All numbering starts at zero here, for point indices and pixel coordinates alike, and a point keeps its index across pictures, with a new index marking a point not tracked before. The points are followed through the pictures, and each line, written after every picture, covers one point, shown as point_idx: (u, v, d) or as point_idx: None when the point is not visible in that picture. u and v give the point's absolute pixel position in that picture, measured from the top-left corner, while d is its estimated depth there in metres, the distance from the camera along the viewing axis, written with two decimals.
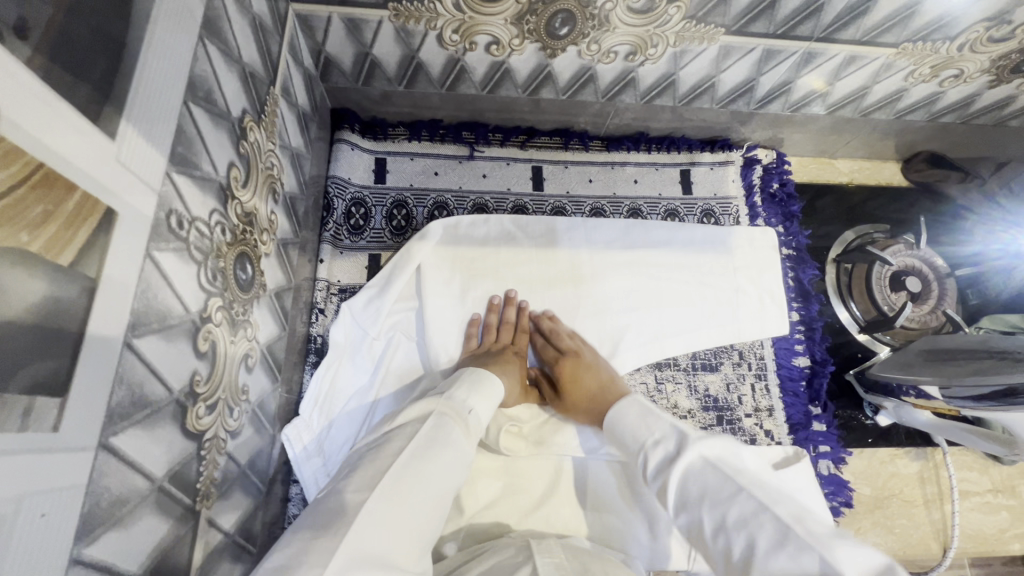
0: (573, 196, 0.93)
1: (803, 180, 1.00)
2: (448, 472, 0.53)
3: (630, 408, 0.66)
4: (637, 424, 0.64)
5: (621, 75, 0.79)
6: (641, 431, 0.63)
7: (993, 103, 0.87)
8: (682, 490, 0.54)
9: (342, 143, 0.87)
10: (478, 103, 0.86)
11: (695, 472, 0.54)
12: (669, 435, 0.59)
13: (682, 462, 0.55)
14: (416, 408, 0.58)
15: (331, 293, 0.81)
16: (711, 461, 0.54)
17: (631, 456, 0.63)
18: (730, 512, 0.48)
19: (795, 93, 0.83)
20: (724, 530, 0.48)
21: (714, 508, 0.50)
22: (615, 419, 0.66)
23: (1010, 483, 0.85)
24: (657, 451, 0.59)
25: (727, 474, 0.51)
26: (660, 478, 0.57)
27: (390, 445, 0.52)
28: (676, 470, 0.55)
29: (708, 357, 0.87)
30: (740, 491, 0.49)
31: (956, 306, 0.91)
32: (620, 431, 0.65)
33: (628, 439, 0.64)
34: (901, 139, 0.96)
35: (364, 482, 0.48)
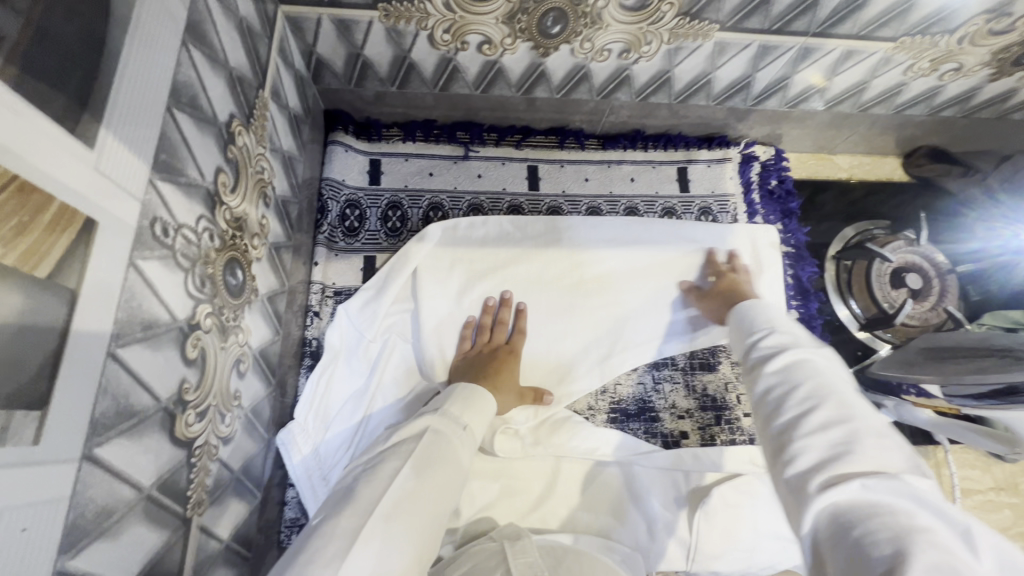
0: (569, 195, 0.92)
1: (802, 177, 0.99)
2: (444, 492, 0.52)
3: (769, 307, 0.57)
4: (773, 318, 0.55)
5: (615, 73, 0.78)
6: (770, 322, 0.54)
7: (994, 97, 0.86)
8: (794, 368, 0.44)
9: (336, 145, 0.87)
10: (472, 103, 0.85)
11: (819, 371, 0.43)
12: (798, 332, 0.51)
13: (813, 353, 0.46)
14: (410, 426, 0.57)
15: (326, 296, 0.81)
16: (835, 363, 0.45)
17: (746, 336, 0.55)
18: (831, 401, 0.40)
19: (792, 88, 0.82)
20: (809, 391, 0.42)
21: (824, 387, 0.41)
22: (754, 308, 0.58)
23: (1013, 481, 0.85)
24: (778, 338, 0.50)
25: (840, 379, 0.43)
26: (764, 357, 0.48)
27: (386, 465, 0.52)
28: (793, 353, 0.46)
29: (706, 356, 0.86)
30: (863, 408, 0.40)
31: (958, 302, 0.90)
32: (750, 319, 0.57)
33: (751, 323, 0.56)
34: (901, 134, 0.95)
35: (360, 504, 0.47)
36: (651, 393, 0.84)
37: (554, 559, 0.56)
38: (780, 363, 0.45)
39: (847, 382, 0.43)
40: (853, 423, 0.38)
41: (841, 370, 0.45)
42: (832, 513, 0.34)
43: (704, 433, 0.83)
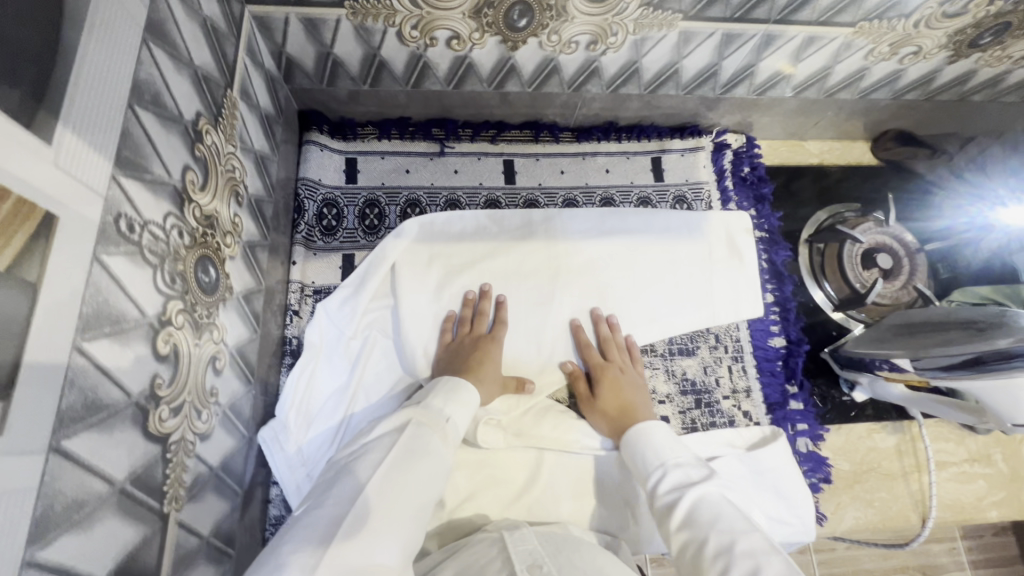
0: (545, 188, 0.93)
1: (774, 163, 1.01)
2: (427, 481, 0.53)
3: (653, 430, 0.63)
4: (664, 444, 0.61)
5: (585, 65, 0.79)
6: (667, 453, 0.60)
7: (955, 79, 0.88)
8: (693, 512, 0.51)
9: (311, 144, 0.87)
10: (446, 99, 0.86)
11: (714, 506, 0.51)
12: (686, 461, 0.58)
13: (701, 489, 0.53)
14: (393, 419, 0.58)
15: (305, 295, 0.81)
16: (721, 491, 0.53)
17: (646, 475, 0.60)
18: (738, 541, 0.46)
19: (759, 76, 0.84)
20: (712, 536, 0.48)
21: (724, 532, 0.47)
22: (646, 433, 0.64)
23: (986, 452, 0.87)
24: (672, 477, 0.56)
25: (740, 516, 0.50)
26: (668, 506, 0.54)
27: (367, 457, 0.53)
28: (689, 496, 0.53)
29: (684, 342, 0.87)
30: (759, 538, 0.47)
31: (927, 280, 0.92)
32: (644, 457, 0.61)
33: (645, 459, 0.61)
34: (868, 118, 0.98)
35: (343, 493, 0.49)
36: None
37: (554, 546, 0.56)
38: (687, 508, 0.51)
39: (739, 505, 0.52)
40: (759, 560, 0.44)
41: (728, 496, 0.53)
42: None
43: (684, 417, 0.83)
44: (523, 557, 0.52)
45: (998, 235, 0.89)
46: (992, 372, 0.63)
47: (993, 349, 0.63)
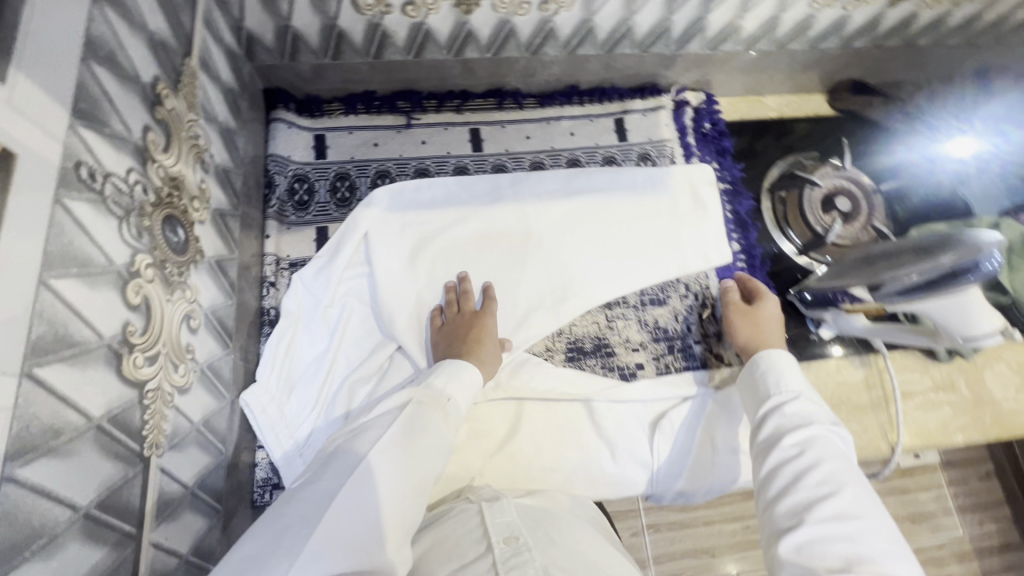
0: (512, 153, 0.95)
1: (734, 119, 1.04)
2: (426, 459, 0.55)
3: (792, 363, 0.70)
4: (798, 379, 0.68)
5: (539, 26, 0.81)
6: (800, 385, 0.67)
7: (898, 23, 0.91)
8: (810, 440, 0.58)
9: (278, 122, 0.88)
10: (408, 70, 0.88)
11: (833, 444, 0.58)
12: (816, 400, 0.65)
13: (826, 425, 0.61)
14: (394, 398, 0.59)
15: (281, 267, 0.82)
16: (839, 437, 0.60)
17: (763, 399, 0.68)
18: (850, 484, 0.53)
19: (709, 29, 0.86)
20: (824, 467, 0.55)
21: (835, 474, 0.54)
22: (776, 360, 0.70)
23: (950, 380, 0.91)
24: (799, 405, 0.64)
25: (849, 465, 0.56)
26: (785, 427, 0.62)
27: (368, 434, 0.54)
28: (815, 427, 0.60)
29: (655, 293, 0.90)
30: (866, 491, 0.53)
31: (886, 219, 0.95)
32: (770, 376, 0.69)
33: (773, 381, 0.68)
34: (821, 69, 1.01)
35: (340, 469, 0.50)
36: (606, 331, 0.87)
37: (533, 519, 0.60)
38: (801, 440, 0.59)
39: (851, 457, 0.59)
40: (863, 507, 0.51)
41: (845, 445, 0.60)
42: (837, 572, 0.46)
43: (659, 362, 0.86)
44: (500, 528, 0.55)
45: (945, 164, 0.96)
46: (942, 287, 0.67)
47: (938, 266, 0.65)
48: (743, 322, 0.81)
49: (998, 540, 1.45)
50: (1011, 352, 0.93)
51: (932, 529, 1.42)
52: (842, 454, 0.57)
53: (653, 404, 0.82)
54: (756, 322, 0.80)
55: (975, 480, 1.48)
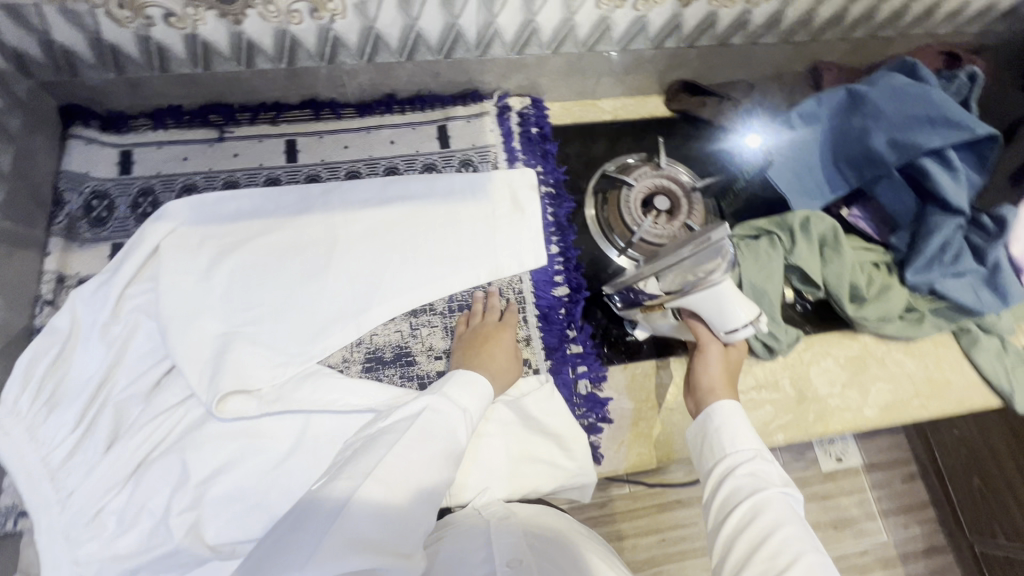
0: (329, 163, 0.95)
1: (566, 123, 1.04)
2: (437, 470, 0.58)
3: (744, 417, 0.66)
4: (751, 433, 0.65)
5: (321, 35, 0.81)
6: (750, 438, 0.64)
7: (701, 24, 0.91)
8: (760, 506, 0.57)
9: (76, 139, 0.87)
10: (207, 83, 0.87)
11: (785, 504, 0.57)
12: (769, 456, 0.63)
13: (777, 484, 0.59)
14: (410, 407, 0.63)
15: (62, 285, 0.81)
16: (792, 503, 0.58)
17: (715, 455, 0.64)
18: (807, 553, 0.52)
19: (505, 34, 0.86)
20: (777, 536, 0.53)
21: (787, 543, 0.53)
22: (738, 412, 0.67)
23: (773, 378, 0.88)
24: (751, 465, 0.61)
25: (801, 528, 0.55)
26: (737, 492, 0.59)
27: (385, 439, 0.59)
28: (768, 488, 0.58)
29: (464, 299, 0.90)
30: (820, 556, 0.52)
31: (709, 217, 0.94)
32: (727, 428, 0.65)
33: (729, 436, 0.65)
34: (646, 71, 1.01)
35: (359, 471, 0.54)
36: (408, 339, 0.86)
37: (539, 543, 0.61)
38: (749, 506, 0.57)
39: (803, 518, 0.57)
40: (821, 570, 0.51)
41: (796, 505, 0.58)
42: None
43: None
44: (506, 550, 0.59)
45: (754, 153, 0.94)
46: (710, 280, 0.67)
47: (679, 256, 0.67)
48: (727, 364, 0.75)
49: (923, 544, 1.32)
50: (838, 347, 0.91)
51: (854, 535, 1.30)
52: (791, 515, 0.56)
53: None
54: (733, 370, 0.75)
55: (898, 482, 1.35)
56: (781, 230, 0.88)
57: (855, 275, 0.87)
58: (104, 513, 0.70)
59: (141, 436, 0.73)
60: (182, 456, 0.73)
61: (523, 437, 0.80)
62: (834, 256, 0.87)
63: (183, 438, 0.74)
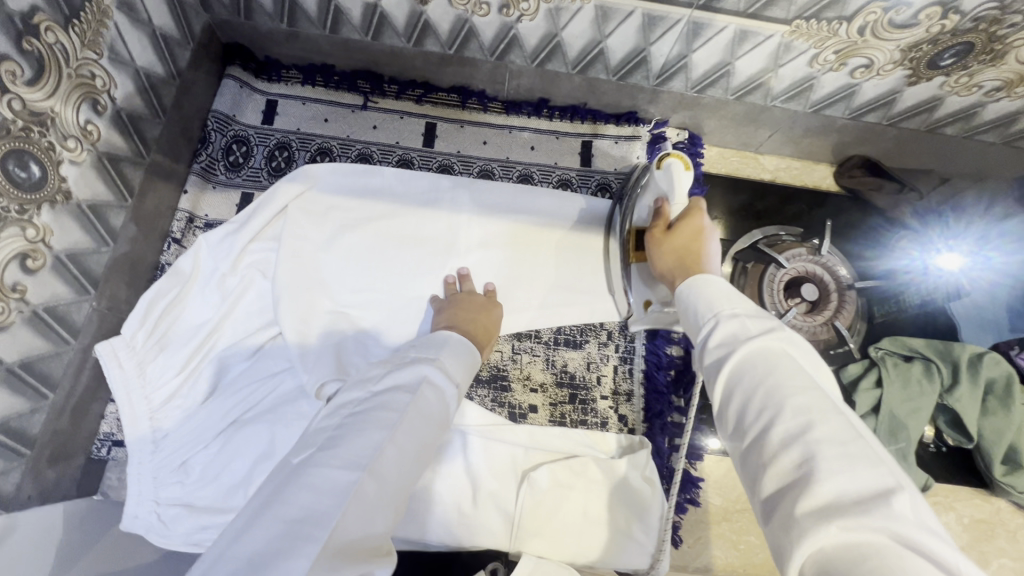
0: (463, 156, 0.90)
1: (718, 173, 0.95)
2: (422, 456, 0.48)
3: (715, 282, 0.50)
4: (719, 295, 0.48)
5: (501, 31, 0.75)
6: (718, 303, 0.47)
7: (918, 105, 0.78)
8: (742, 373, 0.40)
9: (230, 79, 0.87)
10: (368, 52, 0.84)
11: (771, 361, 0.40)
12: (746, 312, 0.45)
13: (755, 342, 0.41)
14: (405, 375, 0.52)
15: (191, 226, 0.81)
16: (787, 346, 0.41)
17: (692, 329, 0.48)
18: (794, 400, 0.36)
19: (693, 70, 0.77)
20: (761, 391, 0.38)
21: (772, 392, 0.37)
22: (706, 282, 0.50)
23: None
24: (721, 333, 0.44)
25: (794, 367, 0.39)
26: (714, 362, 0.43)
27: (378, 415, 0.46)
28: (741, 347, 0.41)
29: (573, 334, 0.86)
30: (823, 400, 0.37)
31: (855, 322, 0.84)
32: (691, 306, 0.49)
33: (693, 313, 0.48)
34: (826, 139, 0.89)
35: (354, 455, 0.42)
36: (507, 363, 0.83)
37: None
38: (726, 370, 0.41)
39: (809, 367, 0.40)
40: (817, 419, 0.35)
41: (795, 354, 0.40)
42: (818, 558, 0.31)
43: (554, 410, 0.82)
44: None
45: (931, 280, 0.84)
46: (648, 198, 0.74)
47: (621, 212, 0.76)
48: (667, 254, 0.61)
49: None
50: (965, 504, 0.80)
51: None
52: (780, 360, 0.40)
53: (533, 453, 0.77)
54: (687, 247, 0.59)
55: None
56: (941, 361, 0.78)
57: (1018, 437, 0.75)
58: (190, 462, 0.71)
59: (240, 395, 0.74)
60: (272, 428, 0.71)
61: (602, 502, 0.74)
62: (998, 410, 0.75)
63: (277, 409, 0.72)
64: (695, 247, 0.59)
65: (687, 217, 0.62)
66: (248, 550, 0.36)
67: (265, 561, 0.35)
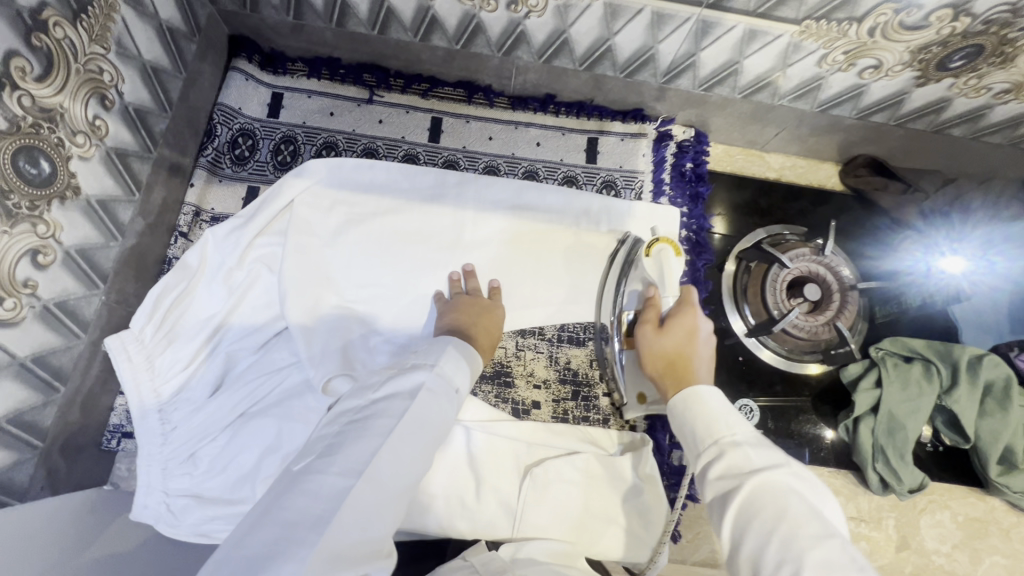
0: (469, 152, 0.90)
1: (723, 171, 0.95)
2: (420, 460, 0.49)
3: (711, 399, 0.55)
4: (716, 416, 0.54)
5: (508, 27, 0.75)
6: (714, 428, 0.53)
7: (927, 106, 0.78)
8: (753, 512, 0.45)
9: (235, 72, 0.86)
10: (375, 46, 0.83)
11: (780, 499, 0.45)
12: (745, 439, 0.51)
13: (762, 476, 0.47)
14: (406, 380, 0.53)
15: (198, 220, 0.82)
16: (796, 487, 0.46)
17: (691, 450, 0.54)
18: (812, 553, 0.41)
19: (702, 68, 0.77)
20: (778, 542, 0.42)
21: (790, 541, 0.42)
22: (700, 398, 0.56)
23: (877, 515, 0.81)
24: (725, 463, 0.49)
25: (806, 508, 0.44)
26: (724, 499, 0.48)
27: (377, 422, 0.47)
28: (749, 484, 0.46)
29: (576, 332, 0.86)
30: (837, 546, 0.41)
31: (857, 322, 0.85)
32: (689, 427, 0.55)
33: (691, 433, 0.55)
34: (832, 139, 0.89)
35: (351, 461, 0.44)
36: (511, 358, 0.84)
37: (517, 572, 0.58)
38: (734, 514, 0.46)
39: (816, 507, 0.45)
40: (836, 571, 0.40)
41: (802, 490, 0.46)
42: None
43: (557, 407, 0.84)
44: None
45: (933, 283, 0.85)
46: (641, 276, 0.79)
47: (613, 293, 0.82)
48: (656, 355, 0.67)
49: None
50: (960, 503, 0.81)
51: None
52: (793, 502, 0.44)
53: (536, 449, 0.78)
54: (675, 348, 0.67)
55: None
56: (941, 363, 0.78)
57: (1015, 439, 0.75)
58: (198, 454, 0.72)
59: (246, 389, 0.75)
60: (278, 422, 0.72)
61: (600, 498, 0.75)
62: (996, 411, 0.75)
63: (283, 403, 0.73)
64: (685, 346, 0.67)
65: (679, 316, 0.70)
66: (243, 557, 0.38)
67: (263, 565, 0.37)
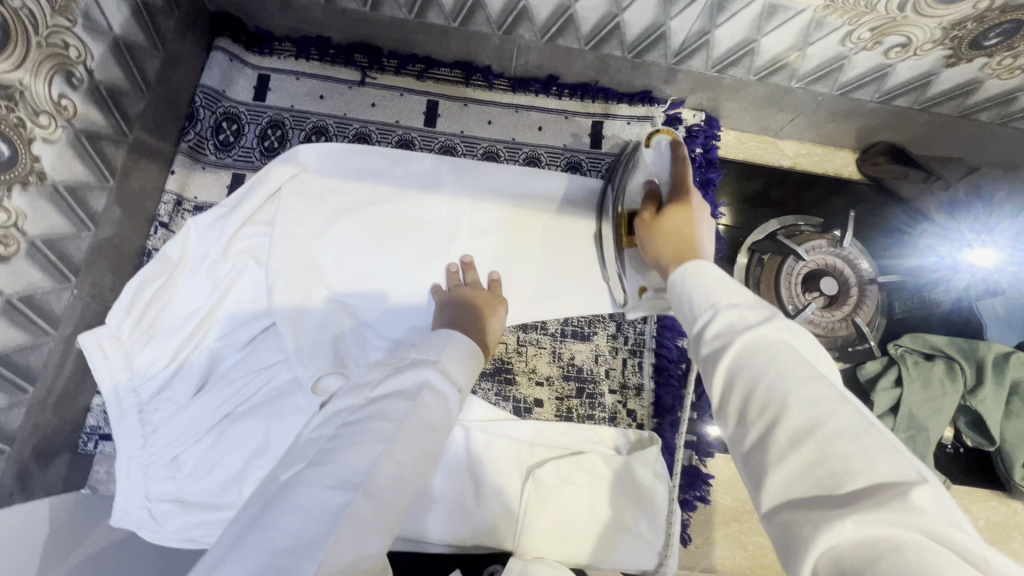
0: (467, 137, 0.86)
1: (734, 158, 0.90)
2: (420, 468, 0.45)
3: (712, 269, 0.46)
4: (715, 283, 0.44)
5: (510, 3, 0.70)
6: (717, 291, 0.43)
7: (955, 88, 0.73)
8: (742, 366, 0.38)
9: (219, 51, 0.81)
10: (367, 24, 0.78)
11: (772, 350, 0.37)
12: (744, 301, 0.42)
13: (755, 332, 0.39)
14: (408, 377, 0.49)
15: (180, 210, 0.77)
16: (794, 339, 0.38)
17: (688, 318, 0.44)
18: (799, 393, 0.34)
19: (716, 47, 0.72)
20: (766, 385, 0.36)
21: (778, 382, 0.35)
22: (702, 268, 0.46)
23: None
24: (720, 324, 0.41)
25: (802, 357, 0.37)
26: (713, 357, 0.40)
27: (376, 425, 0.43)
28: (739, 339, 0.39)
29: (580, 326, 0.82)
30: (831, 390, 0.35)
31: (877, 318, 0.80)
32: (686, 295, 0.45)
33: (687, 301, 0.45)
34: (851, 124, 0.84)
35: (347, 471, 0.39)
36: (512, 355, 0.80)
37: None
38: (726, 367, 0.38)
39: (808, 357, 0.38)
40: (827, 412, 0.33)
41: (797, 341, 0.38)
42: (834, 558, 0.29)
43: (561, 405, 0.79)
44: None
45: (964, 273, 0.80)
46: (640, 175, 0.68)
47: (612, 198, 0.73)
48: (658, 241, 0.58)
49: None
50: (980, 506, 0.78)
51: None
52: (788, 349, 0.37)
53: (539, 450, 0.74)
54: (678, 231, 0.57)
55: None
56: (966, 361, 0.75)
57: None
58: (181, 457, 0.68)
59: (232, 388, 0.70)
60: (267, 423, 0.67)
61: (608, 501, 0.71)
62: None
63: (273, 402, 0.69)
64: (688, 236, 0.56)
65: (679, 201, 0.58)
66: None
67: None
